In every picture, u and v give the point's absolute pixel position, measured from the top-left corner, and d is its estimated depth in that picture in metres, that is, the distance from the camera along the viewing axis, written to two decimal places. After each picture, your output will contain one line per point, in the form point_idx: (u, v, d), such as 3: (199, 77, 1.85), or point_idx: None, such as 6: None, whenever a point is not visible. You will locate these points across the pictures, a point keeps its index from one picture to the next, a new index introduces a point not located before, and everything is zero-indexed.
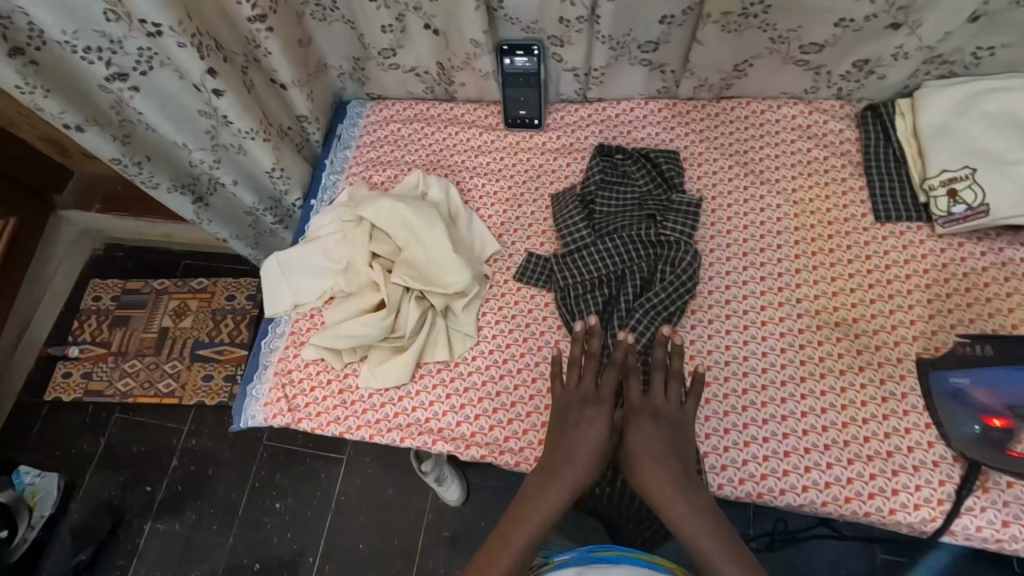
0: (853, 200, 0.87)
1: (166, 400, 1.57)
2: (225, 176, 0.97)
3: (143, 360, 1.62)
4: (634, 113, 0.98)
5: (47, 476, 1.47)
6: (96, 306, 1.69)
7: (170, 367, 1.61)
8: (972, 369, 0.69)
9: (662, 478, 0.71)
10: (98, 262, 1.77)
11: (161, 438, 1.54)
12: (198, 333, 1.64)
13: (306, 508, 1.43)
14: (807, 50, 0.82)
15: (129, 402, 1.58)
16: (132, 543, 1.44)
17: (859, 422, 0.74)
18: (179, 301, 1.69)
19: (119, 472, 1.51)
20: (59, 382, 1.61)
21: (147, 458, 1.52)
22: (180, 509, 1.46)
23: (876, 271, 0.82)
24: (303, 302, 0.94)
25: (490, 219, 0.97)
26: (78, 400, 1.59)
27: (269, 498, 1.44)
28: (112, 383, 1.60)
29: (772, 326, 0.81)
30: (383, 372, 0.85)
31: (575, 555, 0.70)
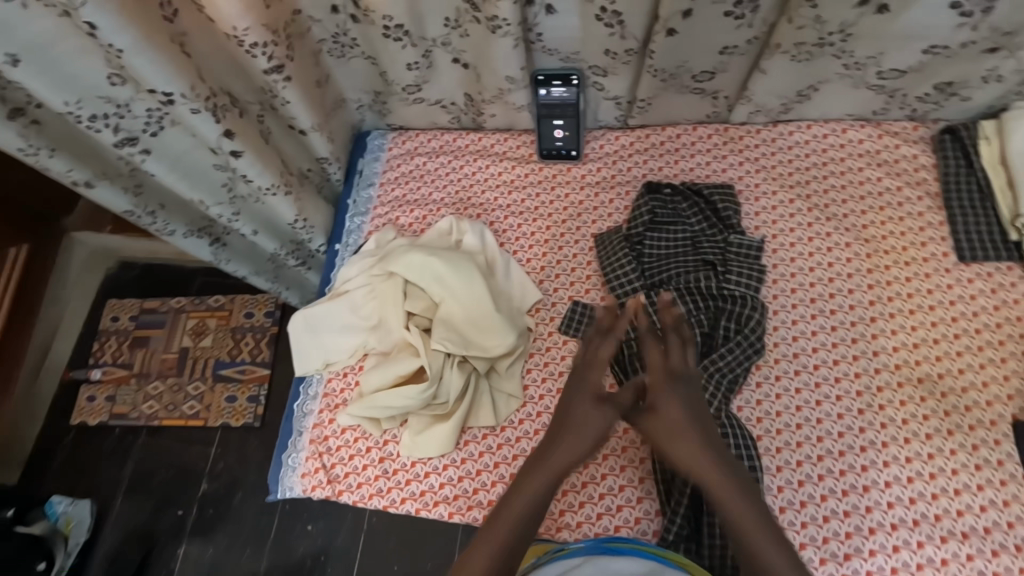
0: (932, 236, 0.79)
1: (191, 422, 1.55)
2: (245, 227, 0.90)
3: (166, 381, 1.60)
4: (681, 140, 0.91)
5: (79, 503, 1.45)
6: (115, 326, 1.67)
7: (194, 389, 1.58)
8: None
9: (691, 456, 0.64)
10: (113, 282, 1.72)
11: (189, 459, 1.52)
12: (219, 353, 1.61)
13: (339, 531, 1.40)
14: (885, 76, 0.73)
15: (155, 425, 1.56)
16: (166, 568, 1.43)
17: (950, 493, 0.68)
18: (198, 320, 1.65)
19: (148, 495, 1.49)
20: (84, 406, 1.59)
21: (176, 481, 1.50)
22: (213, 530, 1.44)
23: (961, 319, 0.75)
24: (335, 361, 0.89)
25: (529, 263, 0.90)
26: (103, 424, 1.57)
27: (303, 524, 1.42)
28: (137, 407, 1.58)
29: (847, 384, 0.74)
30: (425, 441, 0.80)
31: (585, 543, 0.70)
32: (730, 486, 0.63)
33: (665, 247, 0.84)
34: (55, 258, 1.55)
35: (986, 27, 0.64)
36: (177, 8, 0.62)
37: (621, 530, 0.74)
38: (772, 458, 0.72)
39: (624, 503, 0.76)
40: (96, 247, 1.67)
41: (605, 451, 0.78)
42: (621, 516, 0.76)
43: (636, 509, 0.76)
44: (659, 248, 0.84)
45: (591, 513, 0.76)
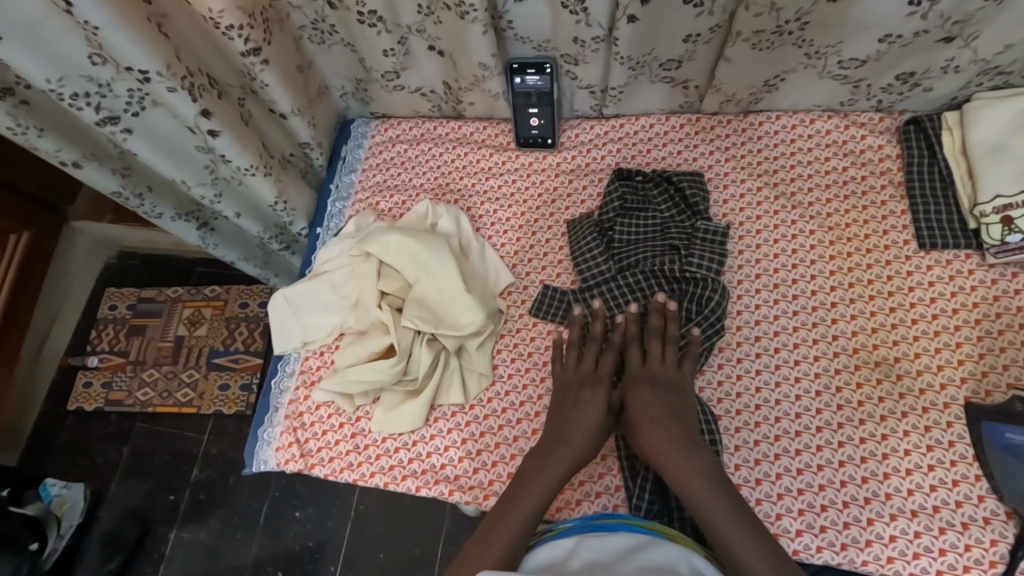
0: (894, 224, 0.81)
1: (184, 408, 1.58)
2: (228, 209, 0.92)
3: (161, 369, 1.63)
4: (653, 130, 0.93)
5: (74, 486, 1.46)
6: (113, 314, 1.69)
7: (188, 376, 1.61)
8: None
9: (655, 446, 0.71)
10: (113, 271, 1.76)
11: (181, 445, 1.55)
12: (213, 341, 1.64)
13: (327, 518, 1.42)
14: (846, 66, 0.75)
15: (149, 412, 1.59)
16: (157, 551, 1.45)
17: (902, 473, 0.69)
18: (193, 309, 1.68)
19: (142, 481, 1.52)
20: (81, 392, 1.62)
21: (168, 467, 1.53)
22: (205, 516, 1.47)
23: (920, 305, 0.76)
24: (313, 339, 0.92)
25: (504, 247, 0.93)
26: (99, 409, 1.60)
27: (290, 508, 1.44)
28: (132, 393, 1.61)
29: (806, 367, 0.76)
30: (395, 417, 0.82)
31: (574, 523, 0.70)
32: (691, 474, 0.68)
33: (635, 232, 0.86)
34: (55, 247, 1.58)
35: (936, 16, 0.66)
36: None
37: (582, 504, 0.76)
38: (730, 437, 0.74)
39: (586, 479, 0.77)
40: (96, 236, 1.70)
41: None
42: (583, 491, 0.77)
43: (597, 485, 0.77)
44: (628, 234, 0.86)
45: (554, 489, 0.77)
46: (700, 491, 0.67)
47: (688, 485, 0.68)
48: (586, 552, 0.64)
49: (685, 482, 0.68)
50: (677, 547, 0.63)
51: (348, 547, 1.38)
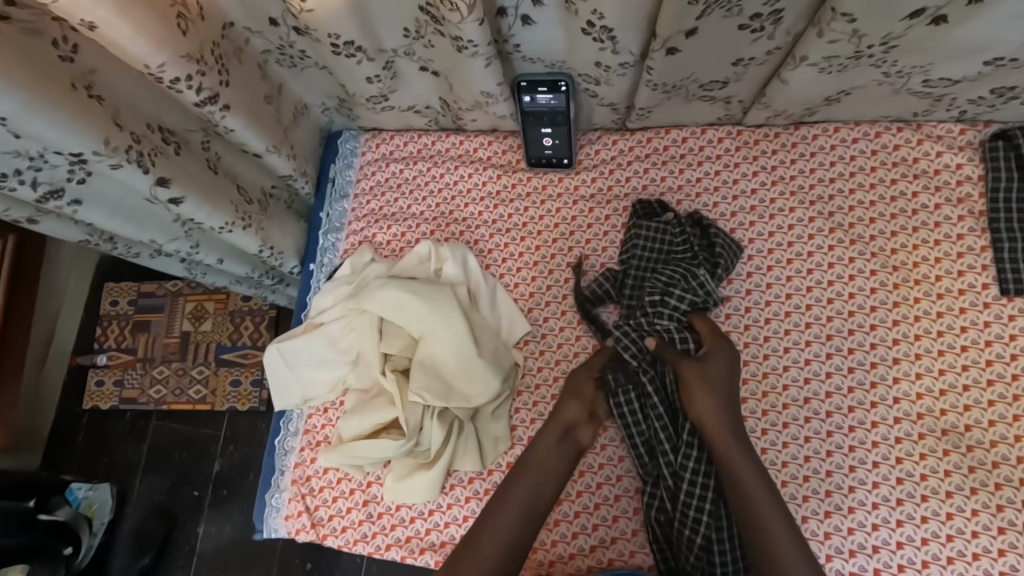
0: (971, 264, 0.69)
1: (199, 406, 1.54)
2: (208, 257, 0.82)
3: (171, 366, 1.58)
4: (688, 145, 0.80)
5: (99, 487, 1.46)
6: (115, 310, 1.63)
7: (198, 372, 1.56)
8: None
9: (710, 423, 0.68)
10: (108, 267, 1.67)
11: (200, 444, 1.53)
12: (220, 337, 1.56)
13: None
14: (932, 85, 0.61)
15: (164, 409, 1.56)
16: (188, 545, 1.46)
17: (968, 557, 0.63)
18: (196, 304, 1.61)
19: (164, 477, 1.52)
20: (94, 391, 1.59)
21: (189, 463, 1.52)
22: (228, 508, 1.47)
23: (997, 363, 0.67)
24: (314, 397, 0.85)
25: (517, 288, 0.83)
26: (114, 408, 1.58)
27: None
28: (145, 392, 1.57)
29: (862, 434, 0.68)
30: (408, 488, 0.76)
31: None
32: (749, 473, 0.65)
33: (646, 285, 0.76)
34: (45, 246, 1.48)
35: None
36: (76, 42, 0.52)
37: None
38: None
39: (616, 556, 0.72)
40: None
41: (597, 499, 0.74)
42: (613, 567, 0.72)
43: (628, 562, 0.72)
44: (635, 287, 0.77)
45: (582, 565, 0.73)
46: (748, 474, 0.65)
47: (751, 496, 0.64)
48: None
49: (741, 485, 0.65)
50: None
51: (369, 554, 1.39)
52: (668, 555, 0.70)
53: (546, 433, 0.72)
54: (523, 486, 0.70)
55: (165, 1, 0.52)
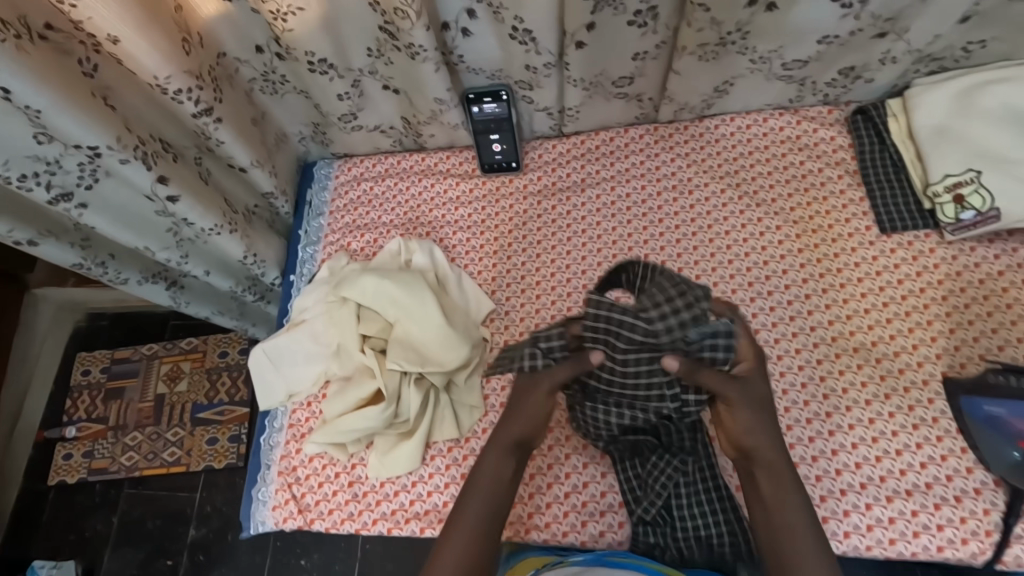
0: (854, 212, 0.83)
1: (173, 468, 1.51)
2: (196, 268, 0.90)
3: (144, 431, 1.55)
4: (615, 143, 0.95)
5: (64, 565, 1.42)
6: (87, 380, 1.62)
7: (173, 435, 1.54)
8: (1007, 398, 0.66)
9: (764, 453, 0.66)
10: (83, 336, 1.68)
11: (174, 507, 1.49)
12: (196, 396, 1.57)
13: (335, 563, 1.37)
14: (790, 67, 0.77)
15: (136, 476, 1.52)
16: None
17: (892, 454, 0.71)
18: (171, 365, 1.61)
19: (137, 549, 1.47)
20: (61, 465, 1.54)
21: (163, 531, 1.48)
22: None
23: (888, 287, 0.78)
24: (298, 392, 0.90)
25: (481, 275, 0.93)
26: (83, 480, 1.53)
27: (295, 558, 1.40)
28: (116, 459, 1.53)
29: (789, 361, 0.77)
30: (392, 460, 0.81)
31: (585, 555, 0.68)
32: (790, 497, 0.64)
33: (620, 321, 0.64)
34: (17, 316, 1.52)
35: (868, 15, 0.70)
36: (97, 62, 0.64)
37: (589, 525, 0.76)
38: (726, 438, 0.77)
39: (589, 499, 0.77)
40: (61, 301, 1.62)
41: (567, 450, 0.79)
42: (587, 511, 0.77)
43: (601, 503, 0.77)
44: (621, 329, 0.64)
45: (558, 513, 0.77)
46: (794, 511, 0.63)
47: (790, 533, 0.62)
48: None
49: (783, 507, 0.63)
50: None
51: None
52: (638, 495, 0.74)
53: (493, 449, 0.71)
54: (475, 512, 0.67)
55: (174, 29, 0.65)
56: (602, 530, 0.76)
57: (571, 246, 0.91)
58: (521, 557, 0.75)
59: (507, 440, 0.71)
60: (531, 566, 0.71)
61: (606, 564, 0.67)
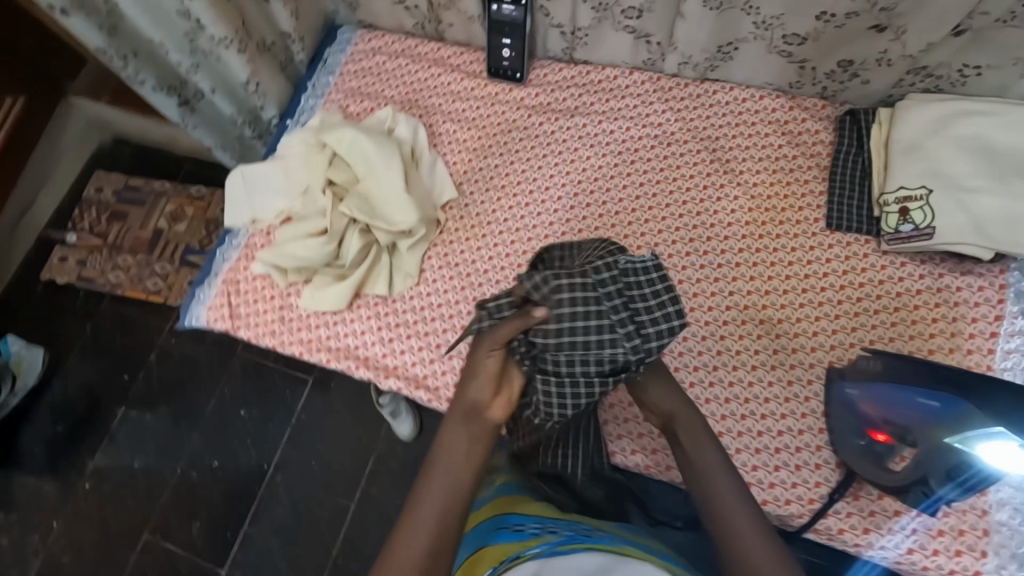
0: (810, 203, 0.86)
1: (151, 298, 1.57)
2: (203, 82, 0.99)
3: (135, 256, 1.60)
4: (617, 82, 0.98)
5: (33, 350, 1.49)
6: (97, 197, 1.66)
7: (160, 268, 1.59)
8: (864, 382, 0.70)
9: (720, 485, 0.62)
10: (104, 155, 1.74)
11: (145, 334, 1.55)
12: (190, 240, 1.62)
13: (268, 421, 1.44)
14: (790, 41, 0.84)
15: (118, 295, 1.58)
16: (104, 427, 1.46)
17: (756, 416, 0.75)
18: (176, 206, 1.65)
19: (99, 360, 1.53)
20: (53, 264, 1.60)
21: (130, 349, 1.54)
22: (155, 402, 1.48)
23: (813, 277, 0.82)
24: (261, 218, 0.96)
25: (455, 166, 0.98)
26: (71, 284, 1.59)
27: (236, 407, 1.46)
28: (103, 274, 1.59)
29: (699, 313, 0.82)
30: (321, 297, 0.88)
31: (542, 546, 0.63)
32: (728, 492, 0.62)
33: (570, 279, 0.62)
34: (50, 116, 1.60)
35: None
36: None
37: None
38: None
39: None
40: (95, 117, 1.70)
41: None
42: None
43: None
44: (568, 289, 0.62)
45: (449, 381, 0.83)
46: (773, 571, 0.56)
47: None
48: None
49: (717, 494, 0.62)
50: (648, 565, 0.60)
51: (284, 450, 1.41)
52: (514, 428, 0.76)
53: (453, 419, 0.66)
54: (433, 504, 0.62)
55: None
56: None
57: (545, 163, 0.95)
58: (481, 542, 0.70)
59: (466, 409, 0.66)
60: (494, 557, 0.65)
61: (562, 551, 0.61)
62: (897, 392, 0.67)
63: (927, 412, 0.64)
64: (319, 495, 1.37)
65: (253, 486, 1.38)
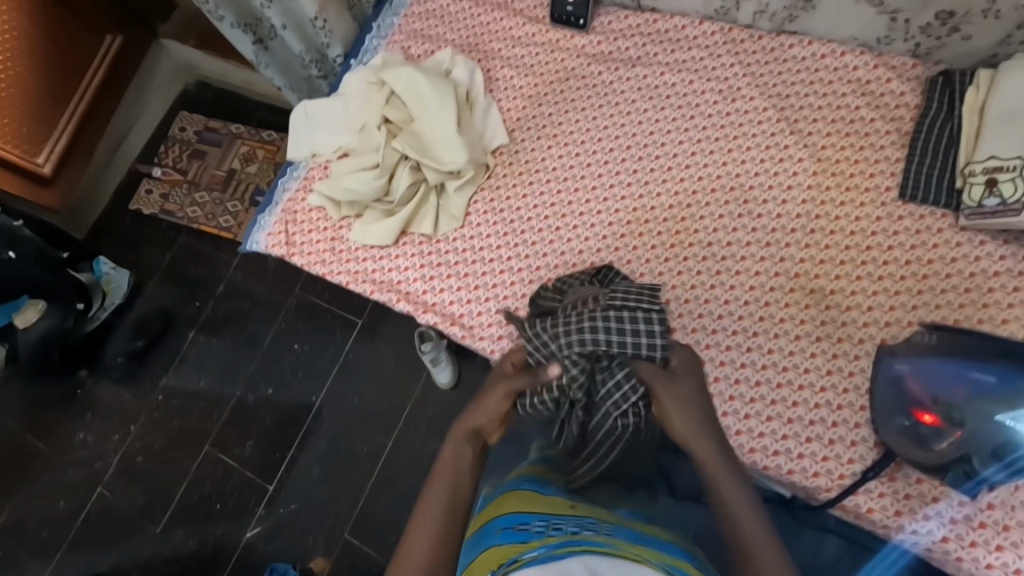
0: (883, 170, 0.80)
1: (223, 234, 1.69)
2: (275, 17, 1.03)
3: (211, 194, 1.73)
4: (685, 32, 0.93)
5: (121, 271, 1.65)
6: (181, 135, 1.80)
7: (232, 206, 1.71)
8: (915, 358, 0.64)
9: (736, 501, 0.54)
10: (187, 96, 1.86)
11: (212, 266, 1.67)
12: (259, 181, 1.72)
13: (317, 357, 1.54)
14: None
15: (194, 229, 1.72)
16: (175, 346, 1.61)
17: (794, 386, 0.73)
18: (249, 148, 1.76)
19: (174, 286, 1.67)
20: (142, 196, 1.76)
21: (201, 279, 1.67)
22: (219, 328, 1.61)
23: (876, 249, 0.77)
24: (321, 153, 1.00)
25: (508, 112, 0.97)
26: (154, 216, 1.74)
27: (290, 341, 1.56)
28: (183, 208, 1.73)
29: (745, 278, 0.80)
30: (369, 231, 0.92)
31: (540, 551, 0.48)
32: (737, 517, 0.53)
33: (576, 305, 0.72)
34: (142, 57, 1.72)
35: None
36: None
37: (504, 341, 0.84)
38: None
39: None
40: (181, 61, 1.82)
41: (514, 278, 0.87)
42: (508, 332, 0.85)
43: None
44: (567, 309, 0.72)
45: (484, 321, 0.86)
46: None
47: None
48: None
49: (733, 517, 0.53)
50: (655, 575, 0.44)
51: (330, 386, 1.50)
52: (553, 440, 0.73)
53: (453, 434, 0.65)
54: (435, 503, 0.59)
55: None
56: None
57: (599, 114, 0.93)
58: (477, 549, 0.56)
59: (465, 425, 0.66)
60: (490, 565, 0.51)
61: (558, 560, 0.46)
62: (944, 366, 0.61)
63: (977, 386, 0.59)
64: (357, 430, 1.45)
65: (299, 415, 1.49)
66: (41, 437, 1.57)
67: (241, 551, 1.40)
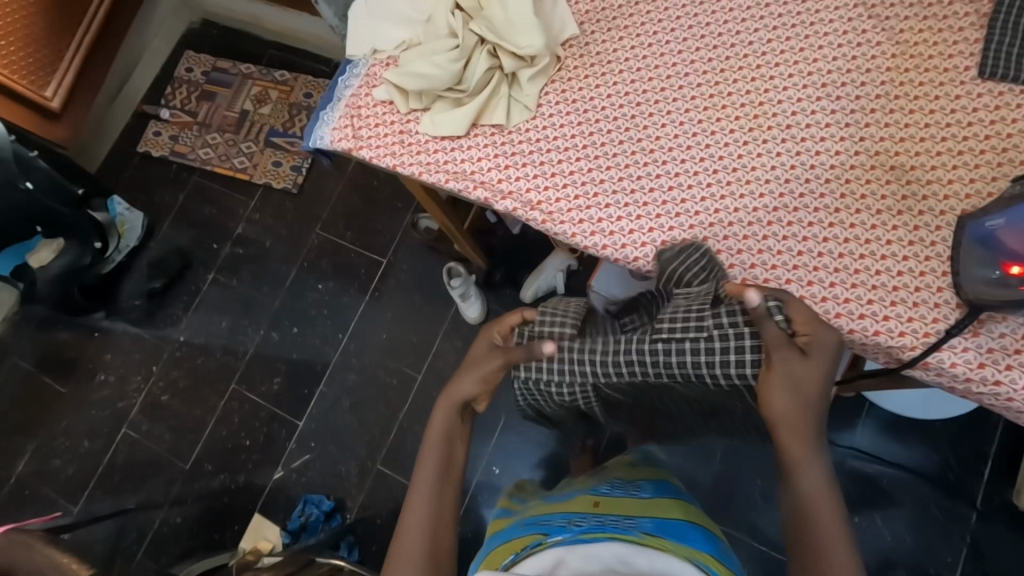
0: (961, 52, 0.81)
1: (237, 175, 1.64)
2: None
3: (223, 135, 1.68)
4: None
5: (135, 212, 1.60)
6: (188, 77, 1.74)
7: (246, 147, 1.66)
8: (1007, 210, 0.67)
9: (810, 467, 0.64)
10: (194, 34, 1.80)
11: (230, 204, 1.64)
12: (273, 122, 1.66)
13: (345, 294, 1.51)
14: None
15: (207, 170, 1.67)
16: (194, 286, 1.59)
17: (876, 257, 0.75)
18: (261, 89, 1.69)
19: (191, 227, 1.63)
20: (150, 138, 1.71)
21: (215, 219, 1.63)
22: (240, 267, 1.58)
23: (955, 126, 0.78)
24: (382, 49, 0.98)
25: (577, 5, 0.95)
26: (163, 157, 1.70)
27: (315, 279, 1.54)
28: (194, 150, 1.68)
29: (825, 158, 0.81)
30: (442, 121, 0.91)
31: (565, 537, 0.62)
32: (810, 441, 0.65)
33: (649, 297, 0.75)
34: None
35: None
36: None
37: (584, 223, 0.85)
38: (733, 200, 0.82)
39: (605, 217, 0.85)
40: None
41: (591, 166, 0.87)
42: (589, 216, 0.85)
43: (601, 212, 0.85)
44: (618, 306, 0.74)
45: (563, 207, 0.86)
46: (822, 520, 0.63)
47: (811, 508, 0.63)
48: (576, 563, 0.59)
49: (796, 424, 0.64)
50: (669, 555, 0.59)
51: (358, 321, 1.49)
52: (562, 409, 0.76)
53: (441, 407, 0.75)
54: (429, 478, 0.71)
55: None
56: (605, 244, 0.84)
57: (671, 5, 0.92)
58: (507, 535, 0.72)
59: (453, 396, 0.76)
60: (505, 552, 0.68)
61: (582, 541, 0.61)
62: None
63: None
64: (388, 364, 1.43)
65: (327, 351, 1.48)
66: (60, 380, 1.55)
67: (275, 484, 1.40)
